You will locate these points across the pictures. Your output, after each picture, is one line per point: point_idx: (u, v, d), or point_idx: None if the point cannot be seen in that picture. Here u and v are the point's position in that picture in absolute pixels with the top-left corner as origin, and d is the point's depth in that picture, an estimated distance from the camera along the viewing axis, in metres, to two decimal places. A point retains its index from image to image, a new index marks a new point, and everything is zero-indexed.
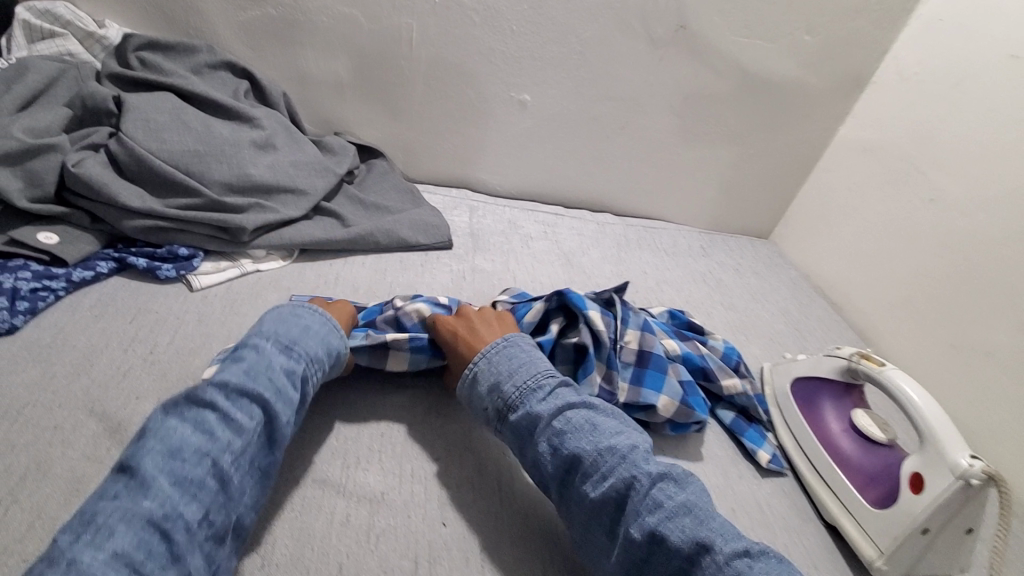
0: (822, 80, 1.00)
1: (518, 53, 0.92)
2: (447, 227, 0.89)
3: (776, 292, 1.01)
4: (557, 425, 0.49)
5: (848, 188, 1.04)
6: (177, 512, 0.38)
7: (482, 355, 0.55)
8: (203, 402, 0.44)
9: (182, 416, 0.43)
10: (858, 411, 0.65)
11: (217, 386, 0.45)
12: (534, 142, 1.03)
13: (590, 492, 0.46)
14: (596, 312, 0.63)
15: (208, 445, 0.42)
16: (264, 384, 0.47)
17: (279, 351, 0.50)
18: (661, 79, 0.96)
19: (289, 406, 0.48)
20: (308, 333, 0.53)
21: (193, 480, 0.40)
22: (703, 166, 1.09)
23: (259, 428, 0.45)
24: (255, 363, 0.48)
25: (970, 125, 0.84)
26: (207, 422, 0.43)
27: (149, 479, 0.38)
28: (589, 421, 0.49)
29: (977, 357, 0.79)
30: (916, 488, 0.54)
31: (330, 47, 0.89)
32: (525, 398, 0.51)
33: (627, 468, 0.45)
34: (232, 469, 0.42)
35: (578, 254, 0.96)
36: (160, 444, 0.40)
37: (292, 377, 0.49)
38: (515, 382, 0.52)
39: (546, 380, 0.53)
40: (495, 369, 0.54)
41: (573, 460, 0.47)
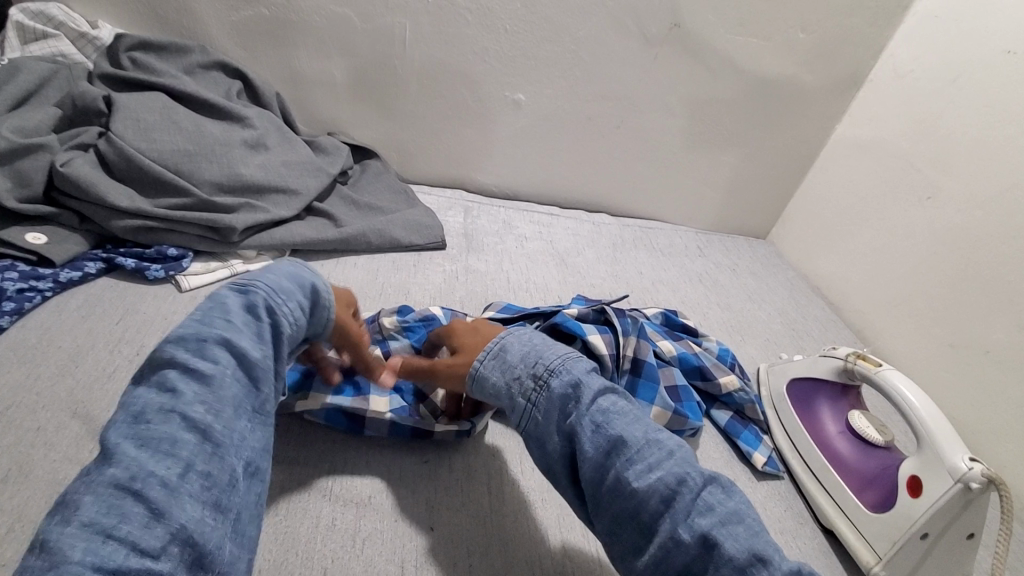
0: (818, 78, 0.99)
1: (512, 52, 0.91)
2: (440, 227, 0.88)
3: (773, 292, 1.00)
4: (601, 403, 0.43)
5: (844, 187, 1.03)
6: (146, 470, 0.32)
7: (512, 333, 0.50)
8: (162, 361, 0.37)
9: (145, 383, 0.37)
10: (855, 412, 0.63)
11: (174, 342, 0.39)
12: (528, 142, 1.02)
13: (632, 479, 0.39)
14: (596, 334, 0.61)
15: (171, 401, 0.36)
16: (219, 324, 0.40)
17: (234, 292, 0.43)
18: (656, 77, 0.95)
19: (260, 342, 0.41)
20: (267, 272, 0.46)
21: (163, 438, 0.34)
22: (700, 166, 1.08)
23: (229, 370, 0.39)
24: (209, 308, 0.41)
25: (967, 123, 0.83)
26: (168, 380, 0.36)
27: (111, 447, 0.33)
28: (633, 410, 0.44)
29: (976, 356, 0.78)
30: (914, 492, 0.54)
31: (323, 46, 0.89)
32: (567, 371, 0.45)
33: (677, 464, 0.39)
34: (209, 418, 0.36)
35: (573, 255, 0.95)
36: (124, 416, 0.35)
37: (252, 309, 0.42)
38: (557, 354, 0.47)
39: (587, 361, 0.47)
40: (531, 344, 0.48)
41: (615, 443, 0.40)
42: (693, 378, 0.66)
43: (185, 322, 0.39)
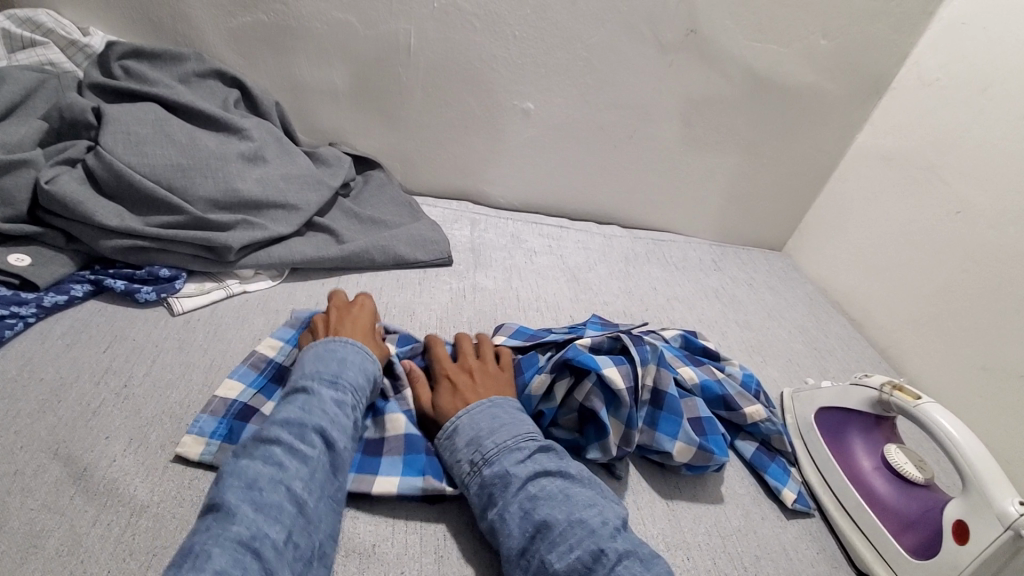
0: (839, 86, 0.95)
1: (521, 59, 0.88)
2: (447, 242, 0.84)
3: (792, 308, 0.96)
4: (530, 489, 0.46)
5: (866, 198, 0.99)
6: (263, 532, 0.37)
7: (465, 411, 0.53)
8: (269, 438, 0.42)
9: (251, 454, 0.41)
10: (891, 446, 0.60)
11: (279, 423, 0.44)
12: (537, 152, 0.98)
13: (554, 562, 0.41)
14: (613, 367, 0.56)
15: (279, 473, 0.40)
16: (318, 414, 0.45)
17: (324, 385, 0.48)
18: (670, 85, 0.92)
19: (344, 432, 0.46)
20: (346, 364, 0.51)
21: (273, 505, 0.39)
22: (714, 176, 1.04)
23: (322, 457, 0.44)
24: (306, 399, 0.47)
25: (998, 133, 0.79)
26: (275, 455, 0.41)
27: (231, 507, 0.37)
28: (564, 489, 0.46)
29: (1009, 380, 0.74)
30: (960, 538, 0.50)
31: (324, 54, 0.85)
32: (501, 456, 0.48)
33: (595, 541, 0.42)
34: (306, 495, 0.41)
35: (584, 270, 0.92)
36: (236, 479, 0.39)
37: (342, 404, 0.48)
38: (495, 439, 0.49)
39: (523, 443, 0.49)
40: (475, 426, 0.51)
41: (542, 525, 0.44)
42: (717, 408, 0.63)
43: (291, 408, 0.45)
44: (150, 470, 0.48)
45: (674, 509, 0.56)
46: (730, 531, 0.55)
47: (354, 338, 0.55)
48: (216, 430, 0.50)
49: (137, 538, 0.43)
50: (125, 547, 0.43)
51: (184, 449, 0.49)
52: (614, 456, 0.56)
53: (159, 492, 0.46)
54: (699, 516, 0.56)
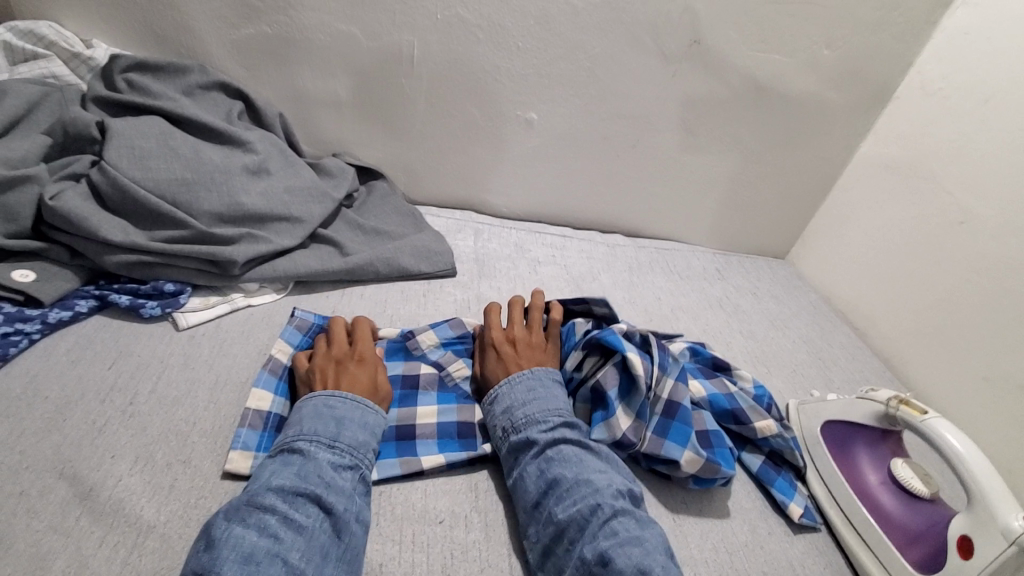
0: (842, 95, 0.95)
1: (524, 70, 0.88)
2: (450, 253, 0.84)
3: (796, 317, 0.96)
4: (549, 453, 0.51)
5: (869, 207, 0.99)
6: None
7: (506, 380, 0.58)
8: (265, 506, 0.43)
9: (246, 522, 0.41)
10: (897, 460, 0.59)
11: (274, 489, 0.44)
12: (540, 161, 0.98)
13: (558, 513, 0.47)
14: (636, 353, 0.58)
15: (275, 547, 0.40)
16: (314, 481, 0.46)
17: (322, 448, 0.49)
18: (673, 95, 0.92)
19: (343, 494, 0.47)
20: (344, 424, 0.51)
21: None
22: (717, 184, 1.04)
23: (319, 523, 0.44)
24: (303, 464, 0.47)
25: (1002, 143, 0.79)
26: (270, 527, 0.41)
27: None
28: (578, 458, 0.52)
29: (1015, 391, 0.74)
30: (964, 552, 0.50)
31: (327, 65, 0.85)
32: (528, 425, 0.54)
33: (595, 497, 0.47)
34: (304, 564, 0.41)
35: (588, 280, 0.91)
36: (233, 552, 0.39)
37: (339, 466, 0.48)
38: (525, 410, 0.55)
39: (549, 415, 0.55)
40: (512, 396, 0.57)
41: (552, 484, 0.49)
42: (726, 421, 0.63)
43: (286, 474, 0.45)
44: (157, 489, 0.48)
45: (681, 524, 0.56)
46: (737, 546, 0.55)
47: (347, 392, 0.54)
48: (260, 443, 0.52)
49: (143, 560, 0.43)
50: (132, 568, 0.42)
51: (234, 464, 0.50)
52: (620, 442, 0.56)
53: (165, 512, 0.46)
54: (705, 531, 0.56)
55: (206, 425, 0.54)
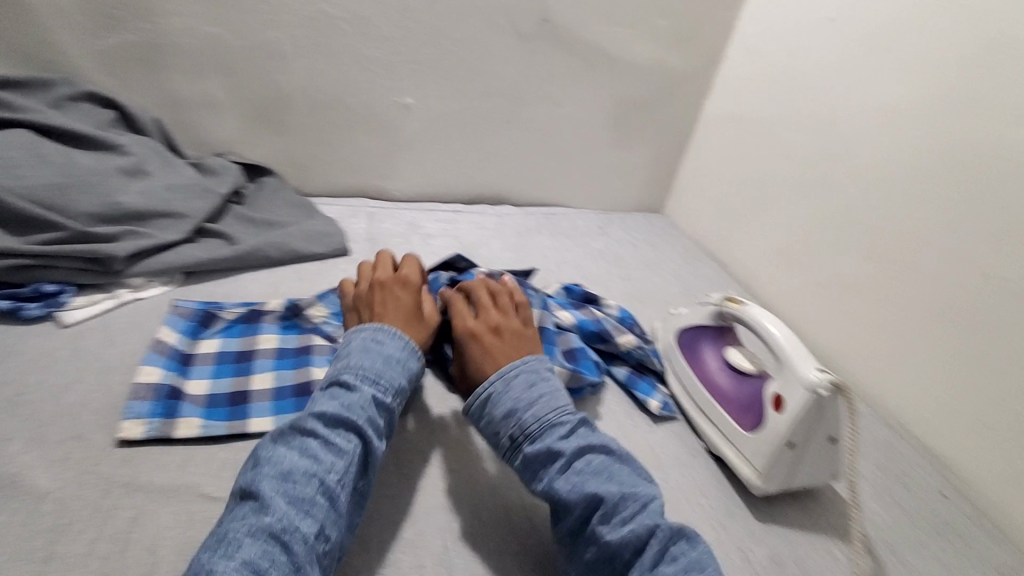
0: (680, 60, 1.08)
1: (394, 57, 0.94)
2: (341, 234, 0.89)
3: (669, 259, 1.07)
4: (578, 465, 0.48)
5: (719, 155, 1.12)
6: (294, 525, 0.40)
7: (501, 377, 0.53)
8: (306, 429, 0.45)
9: (288, 444, 0.45)
10: (732, 349, 0.69)
11: (318, 415, 0.47)
12: (423, 144, 1.04)
13: (607, 535, 0.45)
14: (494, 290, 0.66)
15: (313, 467, 0.43)
16: (358, 410, 0.48)
17: (367, 383, 0.50)
18: (535, 70, 1.01)
19: (377, 432, 0.49)
20: (390, 364, 0.52)
21: (304, 498, 0.42)
22: (589, 150, 1.14)
23: (356, 452, 0.46)
24: (346, 394, 0.49)
25: (802, 85, 0.93)
26: (310, 449, 0.44)
27: (266, 499, 0.41)
28: (608, 464, 0.49)
29: (838, 288, 0.86)
30: (778, 407, 0.59)
31: (199, 68, 0.88)
32: (545, 431, 0.49)
33: (649, 517, 0.45)
34: (338, 488, 0.43)
35: (479, 246, 0.98)
36: (273, 469, 0.43)
37: (380, 399, 0.50)
38: (534, 411, 0.50)
39: (564, 414, 0.50)
40: (512, 398, 0.51)
41: (593, 501, 0.46)
42: (595, 341, 0.72)
43: (329, 401, 0.47)
44: (51, 462, 0.50)
45: None
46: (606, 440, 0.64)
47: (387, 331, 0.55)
48: (153, 410, 0.55)
49: (41, 520, 0.46)
50: (30, 529, 0.45)
51: (126, 431, 0.52)
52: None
53: (61, 479, 0.49)
54: None
55: (98, 404, 0.56)
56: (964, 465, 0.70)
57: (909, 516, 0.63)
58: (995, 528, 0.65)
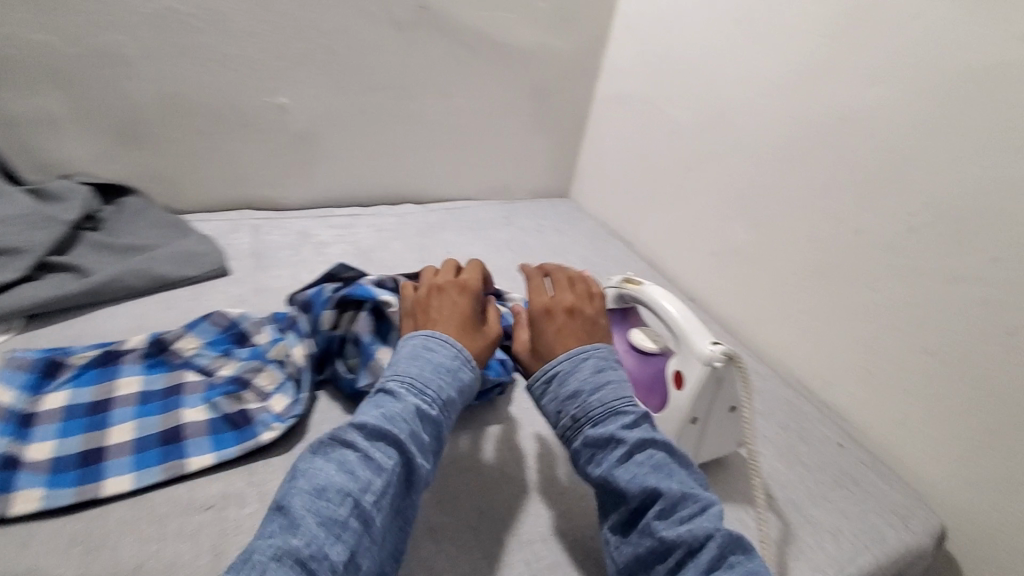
0: (565, 42, 1.08)
1: (258, 54, 0.86)
2: (219, 252, 0.81)
3: (575, 243, 1.06)
4: (639, 456, 0.47)
5: (613, 136, 1.12)
6: (322, 552, 0.37)
7: (568, 356, 0.53)
8: (346, 441, 0.43)
9: (327, 456, 0.43)
10: (634, 329, 0.68)
11: (356, 426, 0.45)
12: (307, 147, 0.97)
13: (662, 531, 0.44)
14: (390, 296, 0.60)
15: (349, 485, 0.41)
16: (398, 423, 0.45)
17: (413, 390, 0.47)
18: (418, 60, 0.97)
19: (422, 448, 0.46)
20: (438, 369, 0.49)
21: (337, 520, 0.39)
22: (485, 139, 1.11)
23: (395, 468, 0.44)
24: (390, 405, 0.46)
25: (679, 60, 0.95)
26: (350, 464, 0.42)
27: (297, 518, 0.39)
28: (667, 461, 0.48)
29: (731, 255, 0.88)
30: (679, 385, 0.59)
31: (28, 82, 0.76)
32: (609, 419, 0.49)
33: (710, 521, 0.44)
34: (374, 510, 0.41)
35: (378, 249, 0.92)
36: (308, 483, 0.41)
37: (422, 410, 0.47)
38: (600, 396, 0.50)
39: (629, 404, 0.50)
40: (578, 382, 0.51)
41: (650, 495, 0.45)
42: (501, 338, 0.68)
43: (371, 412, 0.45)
44: None
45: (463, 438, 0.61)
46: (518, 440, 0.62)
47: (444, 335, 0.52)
48: None
49: None
50: None
51: None
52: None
53: None
54: (488, 437, 0.62)
55: None
56: (855, 412, 0.74)
57: (810, 470, 0.66)
58: (886, 468, 0.69)
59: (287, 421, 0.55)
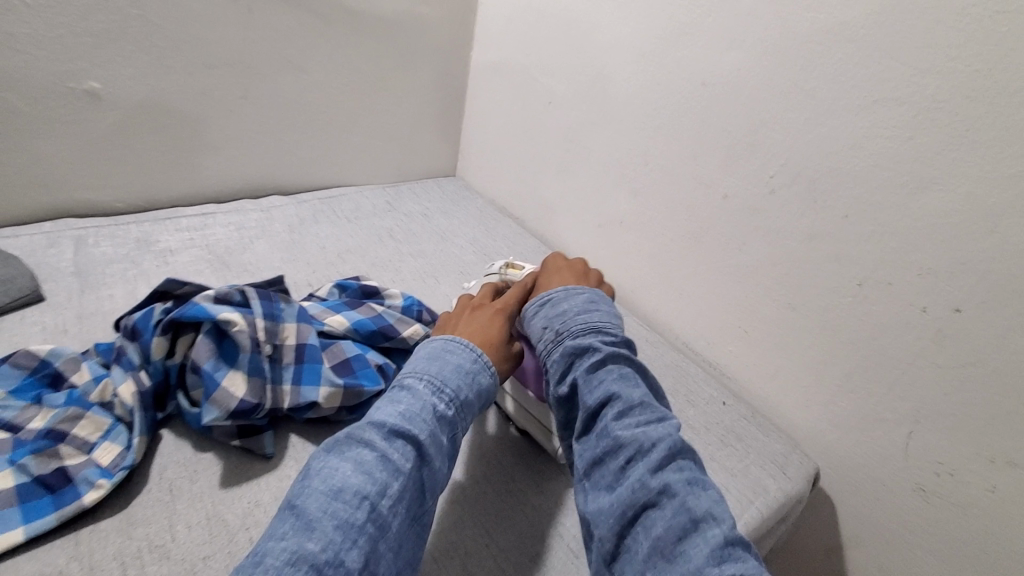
0: (432, 9, 0.99)
1: (50, 31, 0.70)
2: (29, 274, 0.67)
3: (464, 225, 1.01)
4: (608, 366, 0.48)
5: (494, 109, 1.07)
6: (341, 557, 0.35)
7: (563, 289, 0.57)
8: (361, 438, 0.41)
9: (342, 454, 0.41)
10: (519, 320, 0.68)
11: (376, 424, 0.43)
12: (137, 140, 0.83)
13: (618, 430, 0.44)
14: (231, 311, 0.52)
15: (367, 487, 0.39)
16: (419, 425, 0.44)
17: (431, 391, 0.46)
18: (261, 32, 0.85)
19: (441, 451, 0.45)
20: (459, 371, 0.49)
21: (355, 524, 0.37)
22: (355, 119, 1.02)
23: (413, 472, 0.42)
24: (411, 404, 0.45)
25: (550, 25, 0.90)
26: (367, 462, 0.40)
27: (311, 519, 0.36)
28: (636, 377, 0.49)
29: (616, 226, 0.88)
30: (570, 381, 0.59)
31: None
32: (588, 333, 0.51)
33: (663, 430, 0.44)
34: (390, 514, 0.39)
35: (238, 252, 0.82)
36: (324, 484, 0.39)
37: (440, 413, 0.46)
38: (584, 317, 0.53)
39: (612, 328, 0.52)
40: (567, 305, 0.55)
41: (609, 398, 0.46)
42: (377, 341, 0.63)
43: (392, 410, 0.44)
44: None
45: None
46: None
47: (460, 340, 0.52)
48: None
49: None
50: None
51: None
52: (239, 411, 0.50)
53: None
54: None
55: None
56: (735, 370, 0.77)
57: (697, 433, 0.67)
58: (765, 419, 0.73)
59: (116, 476, 0.47)
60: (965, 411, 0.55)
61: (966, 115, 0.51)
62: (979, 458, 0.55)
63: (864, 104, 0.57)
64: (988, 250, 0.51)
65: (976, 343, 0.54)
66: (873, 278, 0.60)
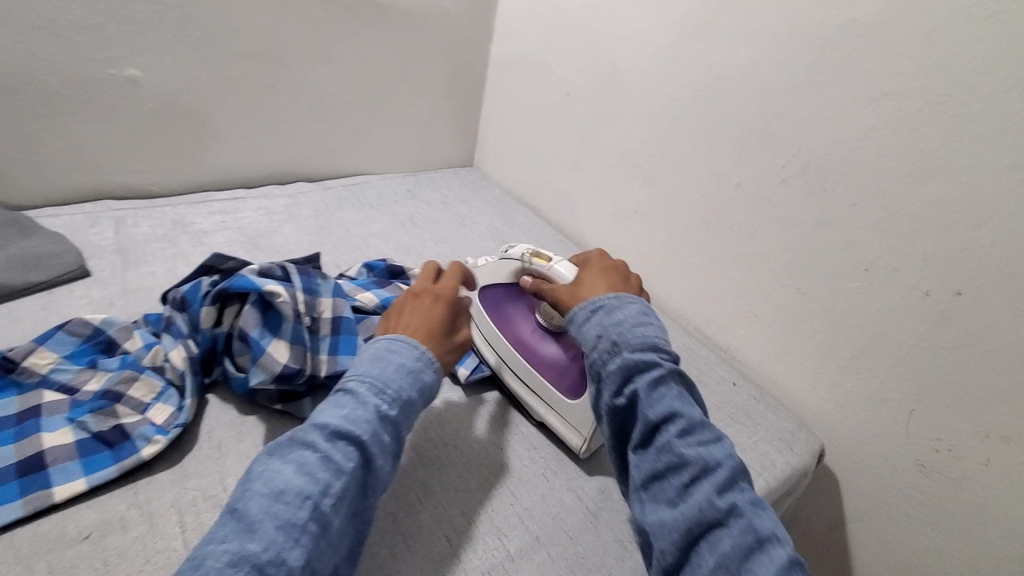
0: (454, 4, 1.03)
1: (94, 19, 0.73)
2: (75, 251, 0.71)
3: (483, 213, 1.05)
4: (669, 384, 0.49)
5: (511, 101, 1.11)
6: (281, 556, 0.35)
7: (614, 295, 0.55)
8: (307, 440, 0.40)
9: (283, 456, 0.40)
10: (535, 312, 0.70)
11: (318, 426, 0.42)
12: (172, 126, 0.86)
13: (681, 448, 0.46)
14: (275, 283, 0.56)
15: (309, 488, 0.38)
16: (362, 425, 0.42)
17: (373, 390, 0.45)
18: (291, 24, 0.88)
19: (385, 450, 0.44)
20: (403, 369, 0.47)
21: (296, 524, 0.37)
22: (377, 109, 1.05)
23: (354, 474, 0.41)
24: (354, 404, 0.44)
25: (568, 20, 0.93)
26: (308, 464, 0.39)
27: (255, 521, 0.36)
28: (689, 394, 0.50)
29: (630, 215, 0.91)
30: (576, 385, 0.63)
31: None
32: (648, 347, 0.50)
33: (723, 451, 0.46)
34: (331, 514, 0.39)
35: (269, 234, 0.85)
36: (265, 486, 0.38)
37: (384, 413, 0.44)
38: (641, 329, 0.52)
39: (667, 344, 0.52)
40: (622, 314, 0.53)
41: (671, 416, 0.47)
42: None
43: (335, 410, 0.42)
44: None
45: None
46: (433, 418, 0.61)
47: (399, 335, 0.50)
48: None
49: None
50: None
51: None
52: (284, 376, 0.54)
53: None
54: None
55: None
56: (744, 353, 0.80)
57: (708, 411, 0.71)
58: (772, 400, 0.76)
59: (170, 433, 0.51)
60: (964, 389, 0.58)
61: (970, 108, 0.54)
62: (976, 434, 0.58)
63: (874, 96, 0.60)
64: (989, 235, 0.54)
65: (976, 325, 0.57)
66: (878, 263, 0.63)
